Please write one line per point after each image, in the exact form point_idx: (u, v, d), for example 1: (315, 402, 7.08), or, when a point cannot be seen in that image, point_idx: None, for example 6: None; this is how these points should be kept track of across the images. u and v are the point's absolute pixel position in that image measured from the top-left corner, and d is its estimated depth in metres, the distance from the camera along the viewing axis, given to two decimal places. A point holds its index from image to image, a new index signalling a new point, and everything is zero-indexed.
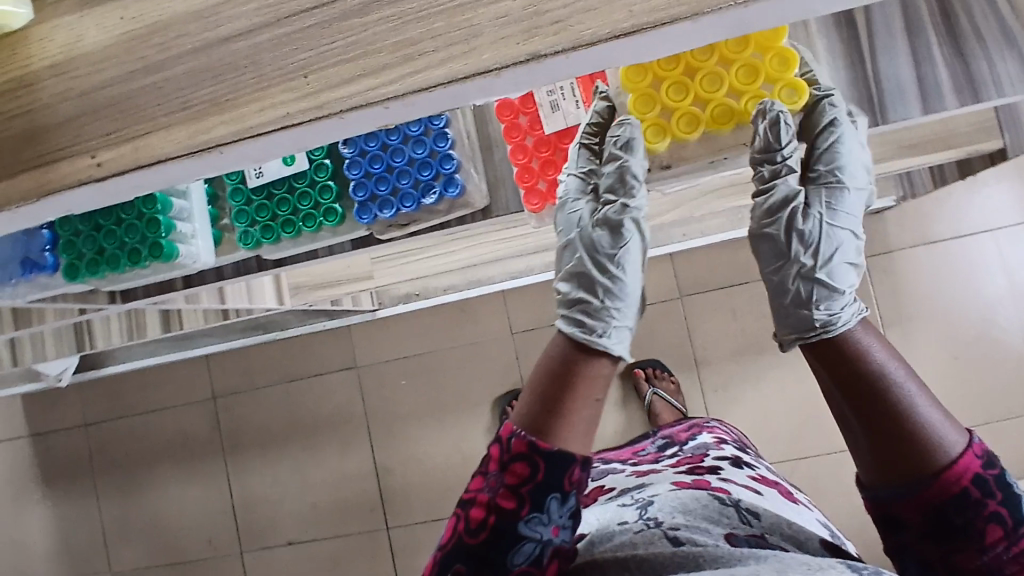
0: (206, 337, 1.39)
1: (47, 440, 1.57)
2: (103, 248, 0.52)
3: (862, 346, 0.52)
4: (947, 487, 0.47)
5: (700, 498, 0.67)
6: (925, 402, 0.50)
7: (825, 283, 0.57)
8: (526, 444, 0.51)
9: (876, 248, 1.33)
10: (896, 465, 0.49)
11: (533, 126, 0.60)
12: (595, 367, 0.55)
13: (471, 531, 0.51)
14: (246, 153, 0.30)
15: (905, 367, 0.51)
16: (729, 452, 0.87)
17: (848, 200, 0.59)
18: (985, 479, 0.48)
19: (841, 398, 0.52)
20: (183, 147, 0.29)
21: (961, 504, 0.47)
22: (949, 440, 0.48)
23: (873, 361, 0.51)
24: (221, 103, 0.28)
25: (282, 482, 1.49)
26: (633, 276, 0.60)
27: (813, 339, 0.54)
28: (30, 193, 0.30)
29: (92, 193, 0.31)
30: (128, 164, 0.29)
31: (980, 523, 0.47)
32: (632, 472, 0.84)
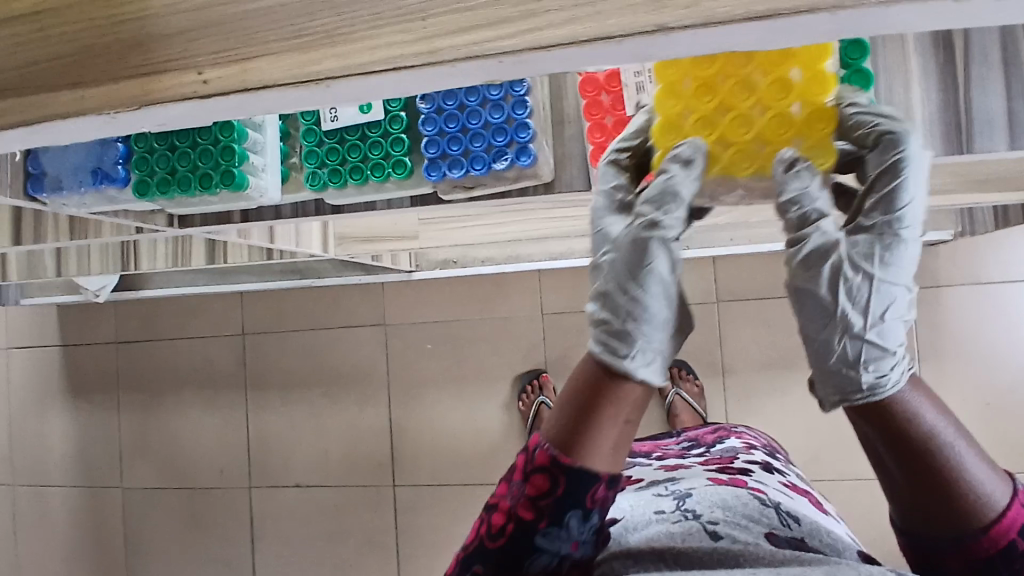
0: (242, 275, 1.41)
1: (79, 352, 1.62)
2: (175, 169, 0.52)
3: (912, 400, 0.44)
4: (995, 540, 0.44)
5: (742, 496, 0.70)
6: (975, 458, 0.44)
7: (875, 347, 0.45)
8: (547, 458, 0.50)
9: (925, 279, 1.29)
10: (939, 521, 0.45)
11: (615, 106, 0.57)
12: (622, 393, 0.48)
13: (492, 537, 0.52)
14: (349, 91, 0.30)
15: (955, 424, 0.44)
16: (758, 457, 0.90)
17: (905, 256, 0.46)
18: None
19: (881, 453, 0.45)
20: (291, 75, 0.29)
21: (1008, 558, 0.44)
22: (995, 493, 0.44)
23: (926, 421, 0.44)
24: (333, 35, 0.28)
25: (297, 425, 1.51)
26: (662, 302, 0.49)
27: (856, 402, 0.44)
28: (133, 99, 0.30)
29: (191, 109, 0.31)
30: (235, 85, 0.29)
31: None
32: (660, 467, 0.87)
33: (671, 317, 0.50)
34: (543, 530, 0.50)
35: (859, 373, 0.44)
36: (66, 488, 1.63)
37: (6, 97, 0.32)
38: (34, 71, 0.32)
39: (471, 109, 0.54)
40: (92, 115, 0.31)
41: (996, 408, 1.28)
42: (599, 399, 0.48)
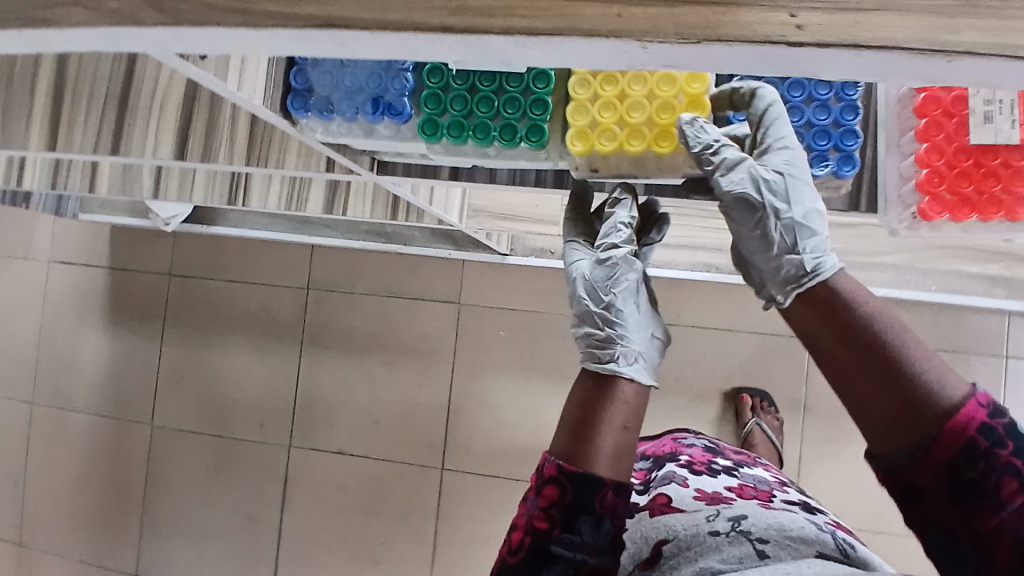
0: (329, 228, 1.36)
1: (130, 276, 1.55)
2: (472, 112, 0.47)
3: (849, 296, 0.47)
4: (955, 436, 0.42)
5: (798, 523, 0.66)
6: (916, 346, 0.44)
7: (796, 228, 0.52)
8: (556, 468, 0.55)
9: (1019, 351, 1.28)
10: (888, 419, 0.44)
11: (957, 131, 0.55)
12: (617, 393, 0.60)
13: (512, 552, 0.56)
14: (949, 73, 0.26)
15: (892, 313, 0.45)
16: (795, 496, 0.80)
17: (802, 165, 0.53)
18: (993, 428, 0.42)
19: (827, 350, 0.47)
20: (916, 41, 0.24)
21: (971, 456, 0.41)
22: (947, 387, 0.43)
23: (861, 310, 0.46)
24: (979, 6, 0.24)
25: (349, 390, 1.46)
26: (633, 317, 0.68)
27: (807, 285, 0.49)
28: (696, 31, 0.25)
29: (749, 57, 0.26)
30: (840, 37, 0.24)
31: (994, 477, 0.41)
32: (699, 493, 0.73)
33: (638, 310, 0.68)
34: (556, 537, 0.54)
35: (800, 259, 0.50)
36: (90, 414, 1.56)
37: None
38: None
39: (794, 106, 0.55)
40: (624, 39, 0.26)
41: None
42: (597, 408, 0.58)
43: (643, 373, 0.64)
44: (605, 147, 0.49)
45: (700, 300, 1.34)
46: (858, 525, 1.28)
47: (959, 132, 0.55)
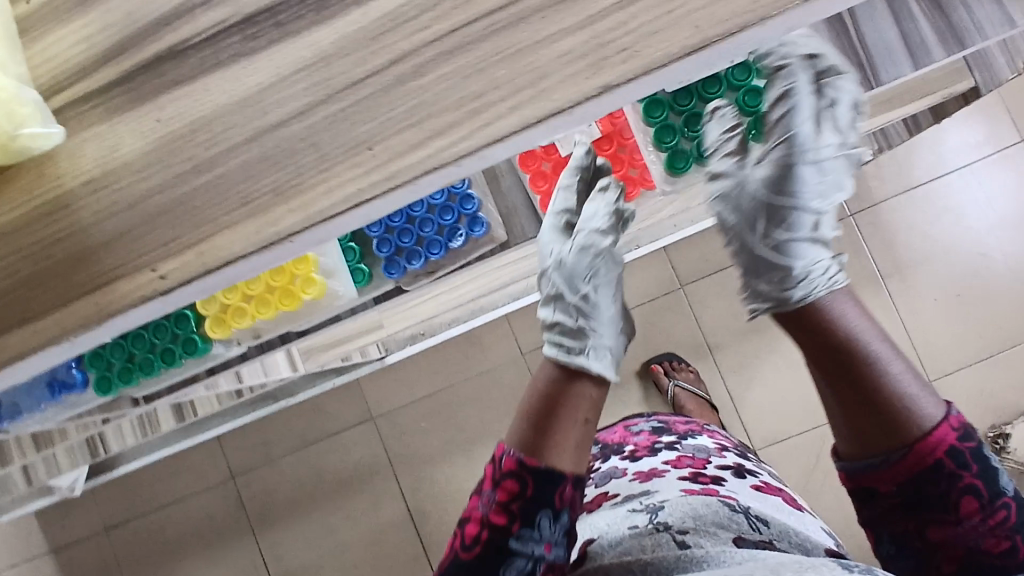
0: (217, 418, 1.35)
1: (67, 553, 1.52)
2: (134, 354, 0.52)
3: (831, 315, 0.53)
4: (923, 457, 0.49)
5: (712, 505, 0.66)
6: (901, 373, 0.51)
7: (771, 257, 0.57)
8: (516, 460, 0.52)
9: (861, 204, 1.34)
10: (870, 432, 0.51)
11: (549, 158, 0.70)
12: (581, 391, 0.55)
13: (466, 546, 0.52)
14: (315, 241, 0.28)
15: (875, 334, 0.52)
16: (732, 460, 0.82)
17: (814, 170, 0.55)
18: (960, 450, 0.49)
19: (815, 370, 0.53)
20: (254, 243, 0.27)
21: (938, 476, 0.49)
22: (925, 413, 0.50)
23: (841, 331, 0.52)
24: (288, 189, 0.27)
25: (318, 548, 1.45)
26: (607, 307, 0.62)
27: (775, 308, 0.55)
28: (94, 318, 0.28)
29: (155, 308, 0.29)
30: (198, 269, 0.28)
31: (954, 494, 0.49)
32: (635, 476, 0.77)
33: (612, 306, 0.63)
34: (515, 533, 0.51)
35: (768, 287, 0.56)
36: None
37: None
38: None
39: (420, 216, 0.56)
40: (49, 347, 0.29)
41: (964, 298, 1.32)
42: (559, 397, 0.54)
43: (608, 367, 0.58)
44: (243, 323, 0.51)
45: None
46: (809, 424, 1.32)
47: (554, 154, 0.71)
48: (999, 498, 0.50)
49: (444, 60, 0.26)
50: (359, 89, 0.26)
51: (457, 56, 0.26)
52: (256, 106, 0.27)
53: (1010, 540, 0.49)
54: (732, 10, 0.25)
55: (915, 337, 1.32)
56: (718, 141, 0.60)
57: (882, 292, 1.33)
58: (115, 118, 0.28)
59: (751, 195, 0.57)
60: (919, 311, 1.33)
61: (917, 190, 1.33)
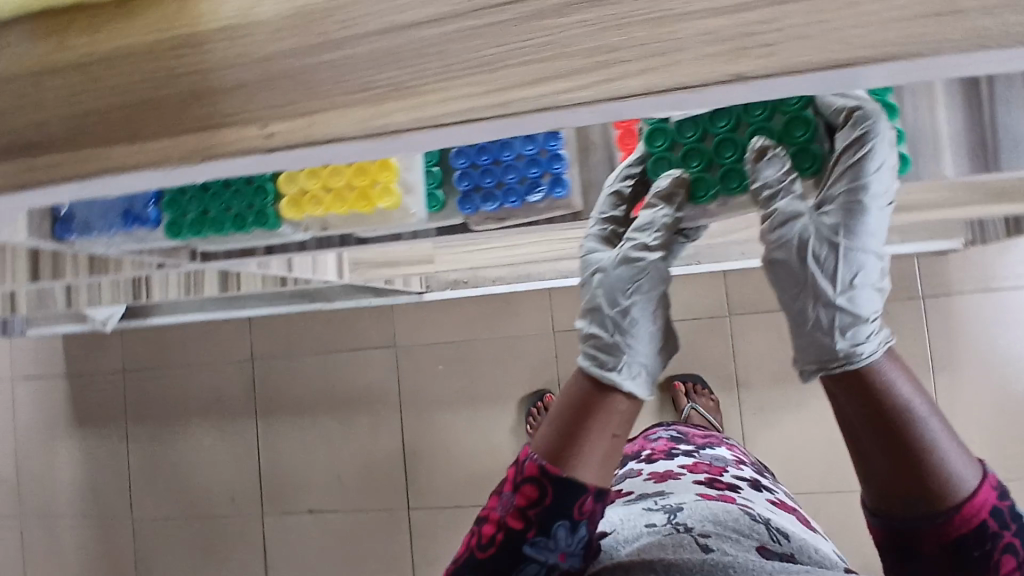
0: (253, 300, 1.40)
1: (86, 381, 1.62)
2: (208, 210, 0.52)
3: (889, 380, 0.47)
4: (967, 521, 0.47)
5: (730, 511, 0.68)
6: (947, 440, 0.47)
7: (848, 310, 0.50)
8: (538, 468, 0.54)
9: (935, 288, 1.29)
10: (913, 497, 0.47)
11: None
12: (612, 403, 0.55)
13: (483, 546, 0.55)
14: (415, 144, 0.29)
15: (929, 400, 0.47)
16: (748, 473, 0.85)
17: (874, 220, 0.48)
18: (1000, 509, 0.48)
19: (858, 436, 0.48)
20: (361, 129, 0.28)
21: (979, 537, 0.47)
22: (966, 477, 0.47)
23: (901, 396, 0.47)
24: (404, 88, 0.28)
25: (309, 449, 1.51)
26: (647, 323, 0.58)
27: (840, 373, 0.48)
28: (197, 155, 0.30)
29: (254, 163, 0.30)
30: (302, 139, 0.29)
31: (996, 555, 0.47)
32: (650, 476, 0.81)
33: (656, 326, 0.59)
34: (531, 539, 0.54)
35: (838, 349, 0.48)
36: (75, 519, 1.62)
37: (50, 151, 0.32)
38: (86, 124, 0.31)
39: None
40: (150, 170, 0.31)
41: (1010, 414, 1.28)
42: (591, 407, 0.55)
43: (644, 389, 0.57)
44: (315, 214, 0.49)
45: None
46: (812, 486, 1.30)
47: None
48: None
49: (587, 7, 0.26)
50: (498, 11, 0.27)
51: (601, 6, 0.26)
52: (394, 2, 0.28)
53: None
54: (884, 36, 0.25)
55: None
56: (779, 181, 0.48)
57: (927, 383, 1.29)
58: None
59: (829, 246, 0.49)
60: (960, 412, 1.29)
61: (997, 291, 1.28)
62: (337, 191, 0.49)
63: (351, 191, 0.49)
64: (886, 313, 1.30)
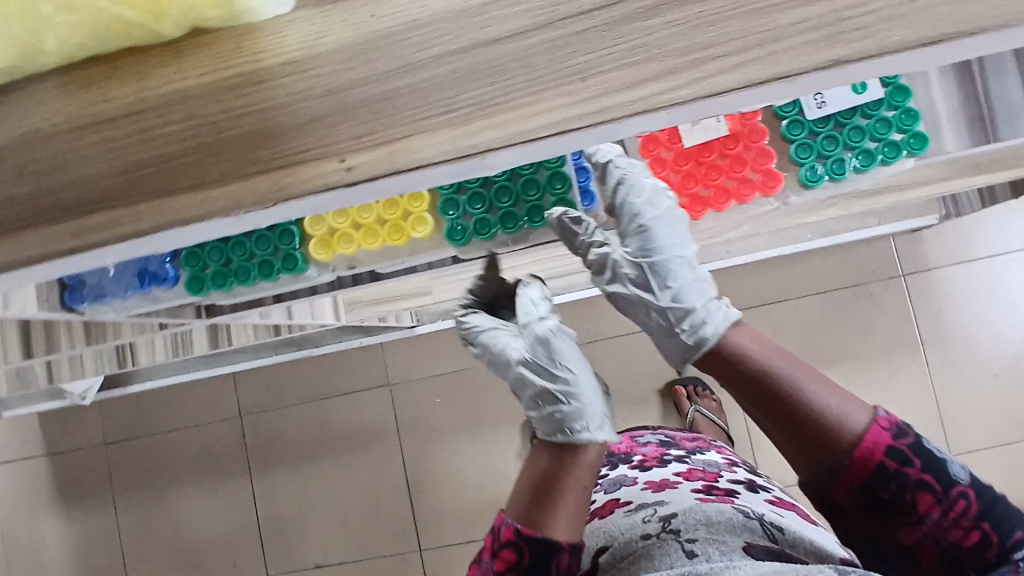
0: (239, 354, 1.35)
1: (65, 458, 1.54)
2: (230, 259, 0.50)
3: (739, 351, 0.57)
4: (866, 464, 0.51)
5: (725, 512, 0.66)
6: (818, 389, 0.53)
7: (677, 304, 0.62)
8: (513, 532, 0.58)
9: (914, 267, 1.33)
10: (808, 453, 0.53)
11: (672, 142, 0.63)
12: (582, 457, 0.63)
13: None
14: (501, 163, 0.28)
15: (791, 361, 0.55)
16: (741, 475, 0.83)
17: (665, 235, 0.62)
18: (899, 449, 0.51)
19: (744, 405, 0.57)
20: (448, 151, 0.27)
21: (885, 480, 0.51)
22: (851, 421, 0.52)
23: (757, 363, 0.55)
24: (493, 105, 0.27)
25: (311, 501, 1.45)
26: (588, 380, 0.69)
27: (696, 355, 0.60)
28: (270, 195, 0.28)
29: (330, 199, 0.29)
30: (385, 168, 0.28)
31: (908, 492, 0.51)
32: (647, 484, 0.77)
33: (592, 377, 0.70)
34: None
35: (683, 337, 0.61)
36: None
37: (100, 210, 0.30)
38: (140, 176, 0.29)
39: None
40: (219, 217, 0.29)
41: (1002, 380, 1.31)
42: (558, 476, 0.61)
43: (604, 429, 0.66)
44: (347, 252, 0.49)
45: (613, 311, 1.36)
46: None
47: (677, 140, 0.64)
48: (954, 486, 0.52)
49: (677, 6, 0.26)
50: (585, 18, 0.26)
51: (690, 3, 0.26)
52: (475, 19, 0.27)
53: (978, 528, 0.51)
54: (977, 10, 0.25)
55: (944, 408, 1.31)
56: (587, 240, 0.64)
57: (918, 359, 1.32)
58: (325, 4, 0.28)
59: (637, 266, 0.63)
60: (954, 384, 1.32)
61: (974, 262, 1.32)
62: (368, 226, 0.49)
63: (382, 225, 0.48)
64: (871, 296, 1.34)
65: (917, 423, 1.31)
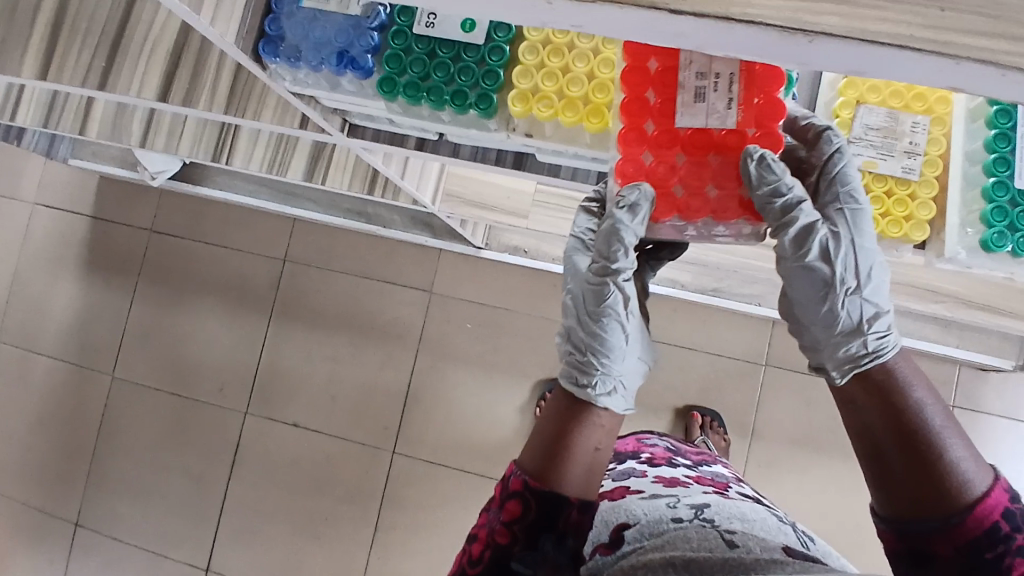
0: (311, 202, 1.37)
1: (111, 228, 1.58)
2: (429, 76, 0.50)
3: (899, 377, 0.50)
4: (981, 521, 0.44)
5: (752, 519, 0.60)
6: (954, 433, 0.47)
7: (868, 303, 0.55)
8: (521, 483, 0.52)
9: (966, 402, 1.31)
10: (930, 488, 0.46)
11: (660, 106, 0.49)
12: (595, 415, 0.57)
13: (473, 565, 0.53)
14: (818, 52, 0.26)
15: (936, 399, 0.48)
16: (749, 491, 0.83)
17: (869, 225, 0.55)
18: (1014, 513, 0.45)
19: (870, 434, 0.49)
20: (781, 18, 0.25)
21: (991, 538, 0.44)
22: (977, 473, 0.46)
23: (909, 391, 0.48)
24: None
25: (313, 364, 1.48)
26: (626, 338, 0.61)
27: (866, 365, 0.51)
28: None
29: (634, 21, 0.27)
30: (713, 9, 0.25)
31: (1009, 560, 0.44)
32: (658, 479, 0.77)
33: (633, 340, 0.62)
34: (518, 556, 0.51)
35: (865, 342, 0.52)
36: (52, 358, 1.58)
37: None
38: None
39: None
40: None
41: None
42: (570, 416, 0.56)
43: (620, 402, 0.59)
44: (543, 115, 0.50)
45: (668, 315, 1.36)
46: None
47: (667, 112, 0.49)
48: None
49: None
50: None
51: None
52: None
53: None
54: None
55: None
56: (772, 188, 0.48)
57: None
58: None
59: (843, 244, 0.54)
60: None
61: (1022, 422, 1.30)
62: (571, 101, 0.50)
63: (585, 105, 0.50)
64: None
65: None
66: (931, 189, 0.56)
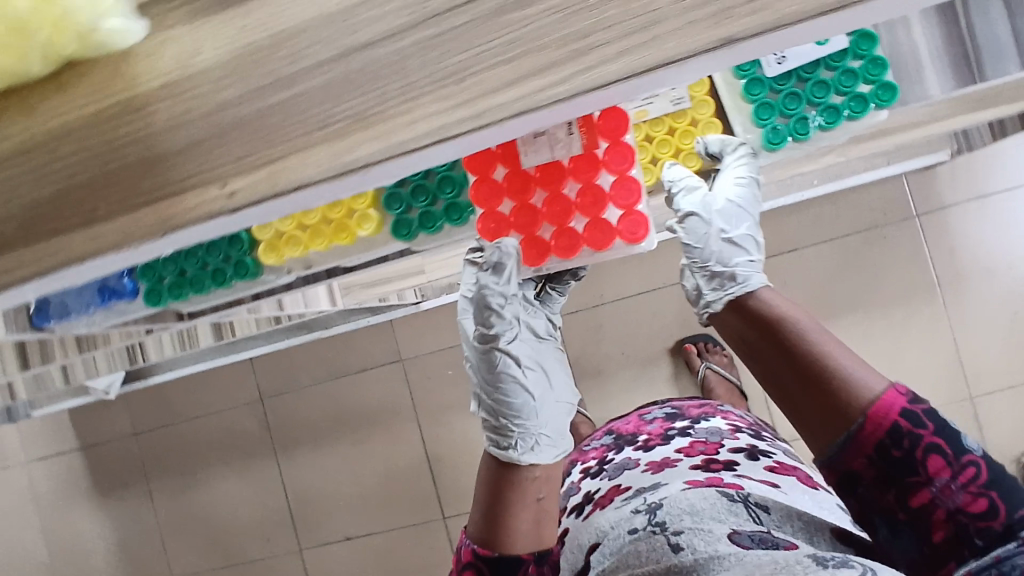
0: (253, 340, 1.36)
1: (100, 449, 1.60)
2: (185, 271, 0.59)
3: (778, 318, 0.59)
4: (880, 423, 0.50)
5: (709, 498, 0.61)
6: (841, 355, 0.54)
7: (735, 247, 0.69)
8: (472, 553, 0.61)
9: (927, 206, 1.27)
10: (835, 405, 0.52)
11: (511, 159, 0.57)
12: (524, 474, 0.64)
13: None
14: (388, 173, 0.27)
15: (817, 327, 0.57)
16: (745, 442, 0.79)
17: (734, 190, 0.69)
18: (914, 411, 0.50)
19: (778, 377, 0.57)
20: (326, 170, 0.26)
21: (897, 437, 0.50)
22: (869, 382, 0.52)
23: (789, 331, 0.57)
24: (368, 116, 0.26)
25: (334, 477, 1.49)
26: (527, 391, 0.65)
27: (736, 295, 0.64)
28: (156, 227, 0.28)
29: (221, 226, 0.28)
30: (266, 192, 0.27)
31: (920, 454, 0.49)
32: (648, 466, 0.76)
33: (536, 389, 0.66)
34: None
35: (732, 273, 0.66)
36: None
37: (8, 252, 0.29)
38: (40, 215, 0.29)
39: None
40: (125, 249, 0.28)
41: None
42: (506, 484, 0.63)
43: (542, 453, 0.65)
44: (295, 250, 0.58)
45: (619, 271, 1.34)
46: None
47: (514, 160, 0.57)
48: (966, 455, 0.50)
49: None
50: (455, 13, 0.25)
51: None
52: (341, 23, 0.25)
53: (986, 497, 0.49)
54: None
55: (963, 350, 1.28)
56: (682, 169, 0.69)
57: (935, 301, 1.28)
58: (196, 20, 0.27)
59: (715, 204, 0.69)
60: (969, 327, 1.28)
61: (991, 196, 1.26)
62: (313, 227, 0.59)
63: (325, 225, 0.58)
64: (885, 239, 1.29)
65: (937, 364, 1.28)
66: (708, 106, 0.64)
